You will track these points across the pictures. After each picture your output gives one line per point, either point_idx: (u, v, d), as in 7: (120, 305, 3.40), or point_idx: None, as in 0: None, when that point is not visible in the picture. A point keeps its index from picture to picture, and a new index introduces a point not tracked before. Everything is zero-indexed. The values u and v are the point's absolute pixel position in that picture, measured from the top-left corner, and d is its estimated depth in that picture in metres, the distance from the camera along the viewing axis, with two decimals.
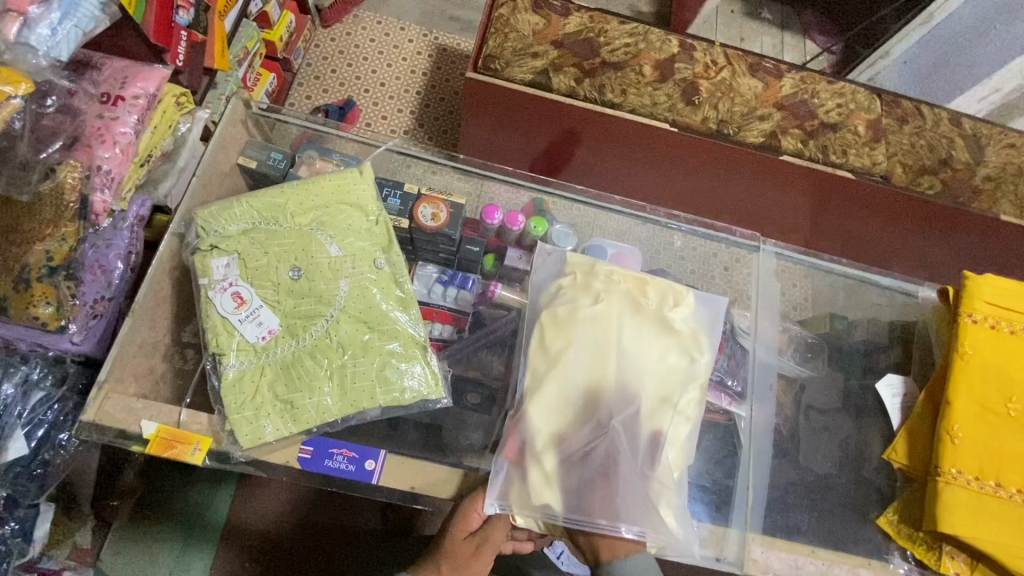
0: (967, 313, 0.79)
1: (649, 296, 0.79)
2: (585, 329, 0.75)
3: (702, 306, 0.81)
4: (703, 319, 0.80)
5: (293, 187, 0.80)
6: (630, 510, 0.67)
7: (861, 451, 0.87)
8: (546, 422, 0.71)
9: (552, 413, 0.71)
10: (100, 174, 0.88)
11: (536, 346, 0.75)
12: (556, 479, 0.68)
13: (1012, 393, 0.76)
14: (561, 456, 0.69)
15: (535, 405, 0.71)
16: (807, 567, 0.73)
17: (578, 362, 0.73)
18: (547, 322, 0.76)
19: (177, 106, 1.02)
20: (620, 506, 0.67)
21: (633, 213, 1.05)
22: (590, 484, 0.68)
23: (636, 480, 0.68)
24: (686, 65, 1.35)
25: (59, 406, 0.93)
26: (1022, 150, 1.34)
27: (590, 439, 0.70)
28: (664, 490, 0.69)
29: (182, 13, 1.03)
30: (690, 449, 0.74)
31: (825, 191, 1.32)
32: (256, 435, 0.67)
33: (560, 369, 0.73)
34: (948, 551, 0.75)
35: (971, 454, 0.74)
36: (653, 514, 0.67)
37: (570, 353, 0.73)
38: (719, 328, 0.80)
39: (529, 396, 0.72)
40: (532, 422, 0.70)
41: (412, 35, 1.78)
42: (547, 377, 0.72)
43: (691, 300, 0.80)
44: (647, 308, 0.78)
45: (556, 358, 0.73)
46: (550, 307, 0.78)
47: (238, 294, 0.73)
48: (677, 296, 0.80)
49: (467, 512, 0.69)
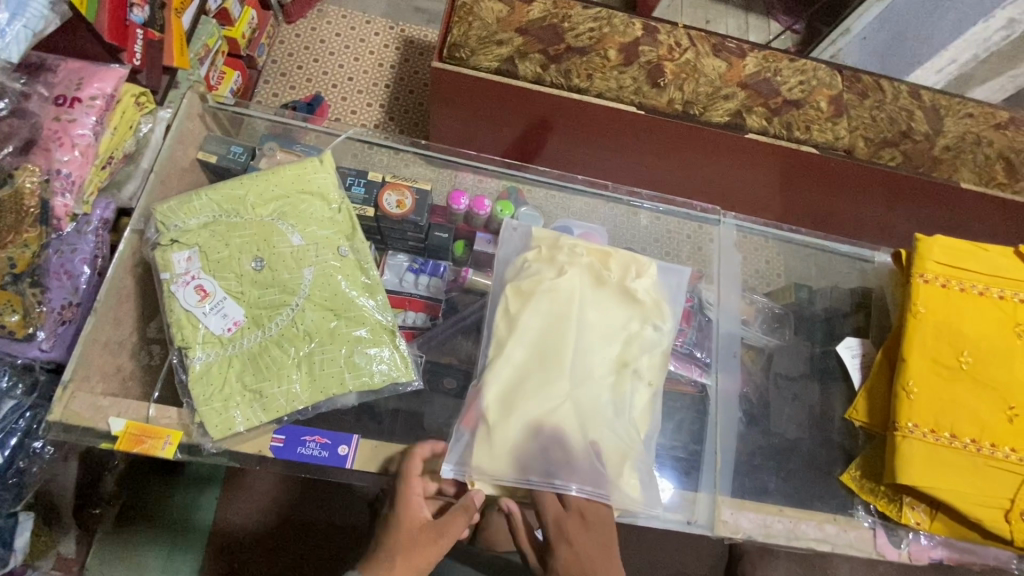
0: (918, 273, 0.83)
1: (611, 269, 0.84)
2: (550, 299, 0.79)
3: (665, 277, 0.87)
4: (663, 290, 0.86)
5: (253, 178, 0.82)
6: (588, 467, 0.72)
7: (826, 412, 0.90)
8: (512, 387, 0.74)
9: (515, 378, 0.75)
10: (60, 177, 0.86)
11: (503, 315, 0.79)
12: (519, 440, 0.72)
13: (964, 347, 0.79)
14: (524, 418, 0.73)
15: (500, 370, 0.75)
16: (775, 525, 0.76)
17: (542, 330, 0.78)
18: (513, 292, 0.80)
19: (137, 106, 0.98)
20: (577, 464, 0.72)
21: (596, 192, 1.08)
22: (550, 445, 0.72)
23: (594, 440, 0.73)
24: (650, 48, 1.33)
25: (31, 414, 0.87)
26: (980, 120, 1.36)
27: (551, 403, 0.74)
28: (622, 449, 0.74)
29: (137, 10, 1.00)
30: (651, 412, 0.79)
31: (791, 167, 1.35)
32: (226, 425, 0.69)
33: (525, 336, 0.77)
34: (908, 503, 0.78)
35: (926, 408, 0.77)
36: (611, 470, 0.72)
37: (535, 322, 0.78)
38: (679, 297, 0.86)
39: (496, 362, 0.76)
40: (498, 386, 0.74)
41: (378, 28, 1.77)
42: (512, 344, 0.77)
43: (653, 271, 0.85)
44: (609, 280, 0.83)
45: (522, 326, 0.77)
46: (516, 278, 0.82)
47: (201, 287, 0.74)
48: (639, 268, 0.85)
49: (408, 498, 0.70)
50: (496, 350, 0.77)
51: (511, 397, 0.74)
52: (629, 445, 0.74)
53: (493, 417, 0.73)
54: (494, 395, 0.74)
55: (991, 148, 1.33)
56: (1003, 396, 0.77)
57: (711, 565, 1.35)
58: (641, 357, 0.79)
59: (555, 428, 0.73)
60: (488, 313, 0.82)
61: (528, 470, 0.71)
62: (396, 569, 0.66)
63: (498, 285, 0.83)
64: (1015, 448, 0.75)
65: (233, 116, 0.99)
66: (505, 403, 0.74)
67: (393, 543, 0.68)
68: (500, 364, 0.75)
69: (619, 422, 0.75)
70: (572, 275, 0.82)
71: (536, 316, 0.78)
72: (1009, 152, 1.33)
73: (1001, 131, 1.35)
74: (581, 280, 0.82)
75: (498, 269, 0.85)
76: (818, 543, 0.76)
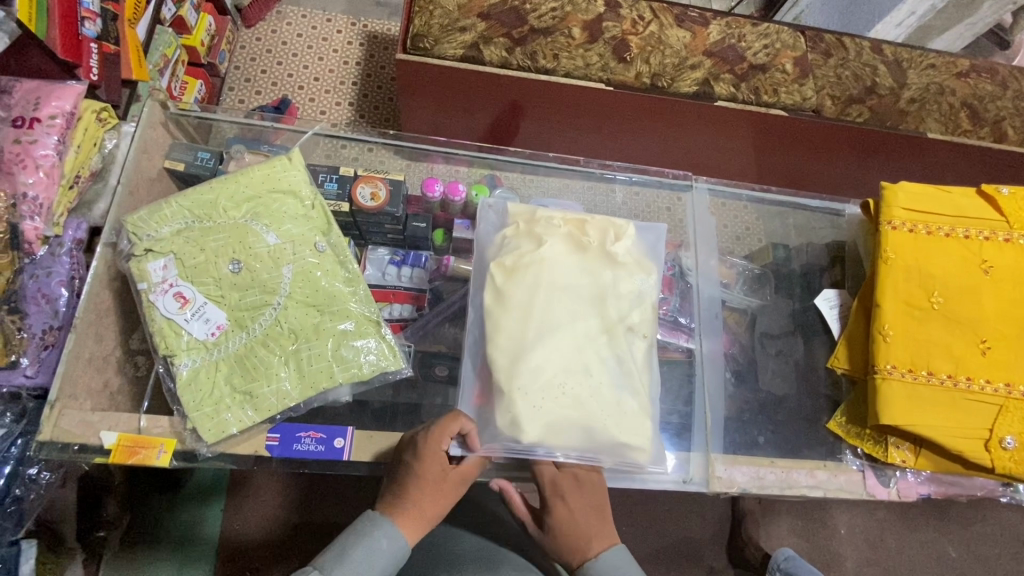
0: (886, 221, 0.85)
1: (590, 234, 0.85)
2: (534, 272, 0.79)
3: (643, 235, 0.88)
4: (643, 249, 0.87)
5: (221, 181, 0.81)
6: (602, 429, 0.73)
7: (810, 364, 0.93)
8: (510, 361, 0.74)
9: (513, 355, 0.74)
10: (27, 201, 0.87)
11: (490, 292, 0.78)
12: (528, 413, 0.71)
13: (934, 287, 0.81)
14: (529, 393, 0.72)
15: (495, 350, 0.75)
16: (768, 477, 0.79)
17: (532, 302, 0.77)
18: (497, 269, 0.79)
19: (99, 122, 0.98)
20: (590, 428, 0.73)
21: (569, 168, 1.08)
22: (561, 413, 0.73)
23: (601, 401, 0.74)
24: (614, 23, 1.32)
25: (23, 441, 0.86)
26: (942, 71, 1.38)
27: (554, 371, 0.74)
28: (632, 405, 0.75)
29: (88, 24, 0.98)
30: (653, 365, 0.80)
31: (763, 130, 1.36)
32: (219, 429, 0.69)
33: (516, 309, 0.77)
34: (893, 443, 0.81)
35: (903, 348, 0.79)
36: (626, 429, 0.73)
37: (524, 295, 0.78)
38: (660, 255, 0.87)
39: (489, 338, 0.75)
40: (498, 364, 0.74)
41: (340, 25, 1.74)
42: (505, 319, 0.76)
43: (632, 232, 0.86)
44: (589, 246, 0.83)
45: (511, 300, 0.77)
46: (499, 255, 0.81)
47: (181, 294, 0.74)
48: (618, 232, 0.86)
49: (429, 450, 0.69)
50: (489, 327, 0.76)
51: (511, 373, 0.73)
52: (633, 400, 0.75)
53: (497, 394, 0.72)
54: (494, 370, 0.73)
55: (955, 97, 1.35)
56: (975, 331, 0.80)
57: (716, 528, 1.36)
58: (633, 314, 0.80)
59: (560, 393, 0.73)
60: (474, 295, 0.81)
61: (539, 436, 0.71)
62: (425, 506, 0.68)
63: (481, 266, 0.83)
64: (990, 379, 0.78)
65: (199, 122, 0.97)
66: (506, 380, 0.73)
67: (417, 489, 0.68)
68: (494, 341, 0.75)
69: (618, 381, 0.76)
70: (553, 246, 0.82)
71: (523, 289, 0.78)
72: (971, 99, 1.35)
73: (963, 80, 1.37)
74: (562, 249, 0.82)
75: (479, 249, 0.85)
76: (810, 489, 0.79)
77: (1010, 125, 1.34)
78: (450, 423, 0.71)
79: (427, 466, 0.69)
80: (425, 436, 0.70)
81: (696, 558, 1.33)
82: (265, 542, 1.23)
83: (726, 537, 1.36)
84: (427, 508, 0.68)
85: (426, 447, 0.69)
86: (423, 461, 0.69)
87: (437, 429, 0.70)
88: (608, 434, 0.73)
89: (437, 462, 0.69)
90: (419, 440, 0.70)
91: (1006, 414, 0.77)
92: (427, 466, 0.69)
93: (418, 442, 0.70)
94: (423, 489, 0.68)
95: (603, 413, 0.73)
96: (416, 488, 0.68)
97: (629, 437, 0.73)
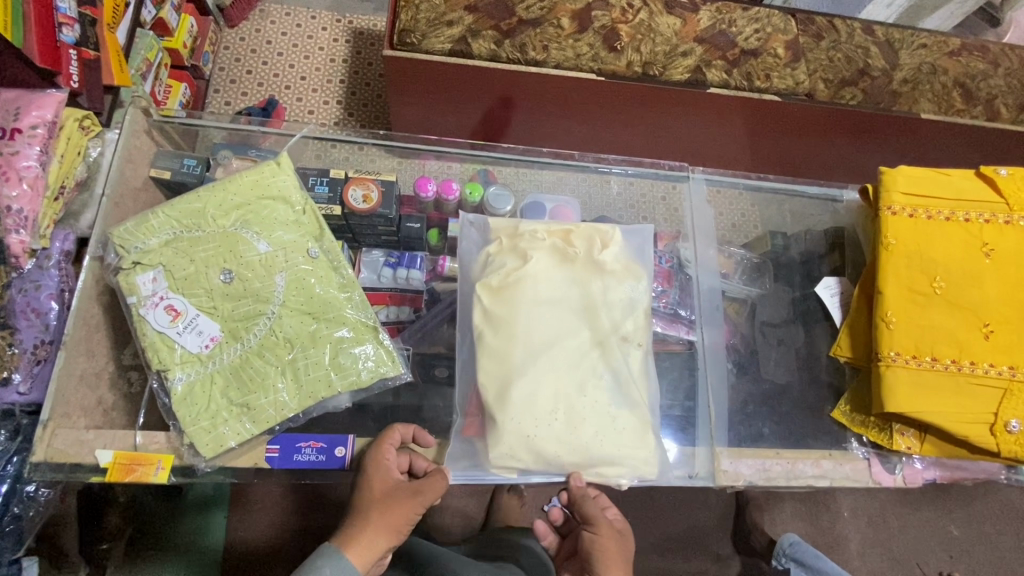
0: (886, 206, 0.84)
1: (575, 244, 0.83)
2: (521, 291, 0.78)
3: (631, 239, 0.87)
4: (631, 254, 0.85)
5: (208, 189, 0.79)
6: (602, 446, 0.72)
7: (811, 352, 0.92)
8: (504, 384, 0.73)
9: (506, 377, 0.73)
10: (11, 214, 0.84)
11: (478, 313, 0.77)
12: (526, 438, 0.71)
13: (935, 273, 0.81)
14: (526, 415, 0.72)
15: (489, 375, 0.73)
16: (774, 469, 0.78)
17: (521, 321, 0.76)
18: (484, 289, 0.78)
19: (82, 130, 0.95)
20: (591, 444, 0.72)
21: (564, 162, 1.07)
22: (561, 432, 0.72)
23: (601, 415, 0.74)
24: (603, 12, 1.30)
25: (19, 458, 0.84)
26: (934, 50, 1.36)
27: (550, 390, 0.74)
28: (631, 417, 0.74)
29: (65, 30, 0.94)
30: (650, 374, 0.78)
31: (757, 117, 1.35)
32: (218, 443, 0.68)
33: (505, 330, 0.76)
34: (898, 429, 0.81)
35: (905, 336, 0.79)
36: (625, 443, 0.73)
37: (513, 314, 0.76)
38: (648, 260, 0.86)
39: (481, 361, 0.74)
40: (493, 390, 0.73)
41: (325, 22, 1.71)
42: (497, 341, 0.75)
43: (619, 237, 0.85)
44: (576, 256, 0.82)
45: (502, 321, 0.76)
46: (483, 275, 0.80)
47: (172, 307, 0.73)
48: (604, 238, 0.84)
49: (378, 459, 0.70)
50: (480, 351, 0.75)
51: (507, 397, 0.72)
52: (633, 412, 0.75)
53: (494, 419, 0.71)
54: (490, 396, 0.72)
55: (947, 76, 1.34)
56: (977, 316, 0.79)
57: (720, 516, 1.36)
58: (625, 322, 0.79)
59: (559, 413, 0.73)
60: (461, 315, 0.80)
61: (541, 456, 0.71)
62: (371, 523, 0.67)
63: (466, 286, 0.81)
64: (993, 362, 0.78)
65: (184, 128, 0.95)
66: (501, 406, 0.72)
67: (366, 501, 0.68)
68: (486, 367, 0.74)
69: (616, 394, 0.75)
70: (538, 260, 0.80)
71: (511, 308, 0.77)
72: (964, 78, 1.34)
73: (955, 59, 1.36)
74: (547, 263, 0.80)
75: (463, 267, 0.84)
76: (816, 479, 0.79)
77: (1002, 103, 1.33)
78: (393, 432, 0.73)
79: (375, 475, 0.69)
80: (371, 447, 0.71)
81: (702, 546, 1.34)
82: (274, 551, 1.22)
83: (731, 524, 1.36)
84: (377, 525, 0.67)
85: (371, 456, 0.70)
86: (372, 469, 0.69)
87: (383, 439, 0.72)
88: (609, 450, 0.72)
89: (385, 471, 0.70)
90: (368, 450, 0.72)
91: (1010, 397, 0.77)
92: (375, 474, 0.69)
93: (367, 451, 0.71)
94: (371, 503, 0.68)
95: (603, 429, 0.73)
96: (365, 501, 0.68)
97: (631, 451, 0.73)
